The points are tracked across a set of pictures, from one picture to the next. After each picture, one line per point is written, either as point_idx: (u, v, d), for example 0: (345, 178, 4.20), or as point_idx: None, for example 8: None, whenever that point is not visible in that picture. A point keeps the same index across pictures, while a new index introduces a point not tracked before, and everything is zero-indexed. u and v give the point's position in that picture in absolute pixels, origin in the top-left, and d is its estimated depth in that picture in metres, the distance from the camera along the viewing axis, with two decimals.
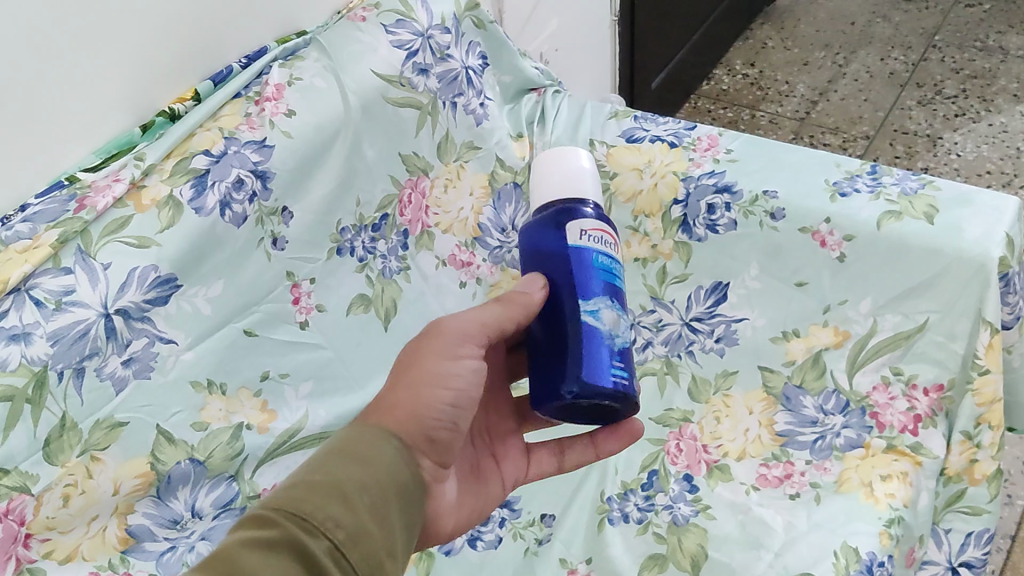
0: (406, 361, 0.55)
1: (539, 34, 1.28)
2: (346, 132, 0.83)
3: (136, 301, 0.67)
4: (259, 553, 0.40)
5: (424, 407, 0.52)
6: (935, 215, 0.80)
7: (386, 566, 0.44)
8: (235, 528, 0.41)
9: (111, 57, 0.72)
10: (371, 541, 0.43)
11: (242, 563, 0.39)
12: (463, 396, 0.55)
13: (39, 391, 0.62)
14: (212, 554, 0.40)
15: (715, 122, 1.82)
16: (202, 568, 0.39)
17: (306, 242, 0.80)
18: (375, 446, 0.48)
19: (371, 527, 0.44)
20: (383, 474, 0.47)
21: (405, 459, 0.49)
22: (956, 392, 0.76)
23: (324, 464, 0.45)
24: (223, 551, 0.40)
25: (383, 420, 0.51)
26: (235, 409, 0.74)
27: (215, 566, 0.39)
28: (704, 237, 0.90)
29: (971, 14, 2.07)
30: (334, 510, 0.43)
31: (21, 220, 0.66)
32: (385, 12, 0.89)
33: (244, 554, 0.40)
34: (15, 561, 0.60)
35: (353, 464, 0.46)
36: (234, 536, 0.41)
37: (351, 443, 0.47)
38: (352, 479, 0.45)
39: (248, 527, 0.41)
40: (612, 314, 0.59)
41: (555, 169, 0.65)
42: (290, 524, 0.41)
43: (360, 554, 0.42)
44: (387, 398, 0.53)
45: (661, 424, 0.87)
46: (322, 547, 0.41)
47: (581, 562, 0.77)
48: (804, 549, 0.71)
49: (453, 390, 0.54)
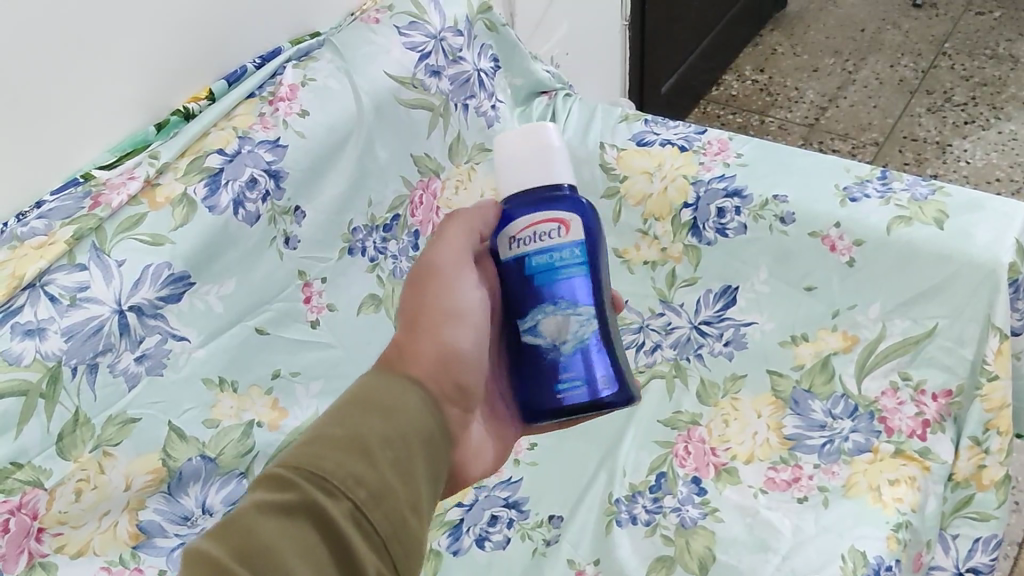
0: (424, 307, 0.56)
1: (550, 37, 1.29)
2: (358, 133, 0.83)
3: (149, 298, 0.67)
4: (275, 523, 0.39)
5: (446, 343, 0.54)
6: (944, 220, 0.81)
7: (411, 524, 0.42)
8: (253, 488, 0.40)
9: (125, 57, 0.72)
10: (395, 501, 0.41)
11: (259, 531, 0.38)
12: (479, 331, 0.58)
13: (53, 386, 0.62)
14: (228, 522, 0.39)
15: (724, 128, 1.82)
16: (220, 537, 0.38)
17: (317, 241, 0.81)
18: (401, 397, 0.46)
19: (395, 486, 0.42)
20: (407, 426, 0.45)
21: (431, 408, 0.47)
22: (964, 397, 0.77)
23: (344, 416, 0.43)
24: (242, 520, 0.39)
25: (398, 359, 0.51)
26: (247, 407, 0.75)
27: (234, 535, 0.38)
28: (713, 241, 0.90)
29: (981, 21, 2.07)
30: (355, 468, 0.41)
31: (36, 217, 0.67)
32: (398, 14, 0.89)
33: (260, 523, 0.38)
34: (26, 555, 0.61)
35: (375, 416, 0.44)
36: (251, 499, 0.40)
37: (375, 393, 0.45)
38: (373, 434, 0.43)
39: (269, 489, 0.40)
40: (549, 322, 0.59)
41: (524, 155, 0.60)
42: (310, 486, 0.40)
43: (383, 515, 0.41)
44: (411, 343, 0.53)
45: (669, 426, 0.86)
46: (341, 508, 0.40)
47: (589, 563, 0.77)
48: (812, 551, 0.72)
49: (471, 326, 0.57)
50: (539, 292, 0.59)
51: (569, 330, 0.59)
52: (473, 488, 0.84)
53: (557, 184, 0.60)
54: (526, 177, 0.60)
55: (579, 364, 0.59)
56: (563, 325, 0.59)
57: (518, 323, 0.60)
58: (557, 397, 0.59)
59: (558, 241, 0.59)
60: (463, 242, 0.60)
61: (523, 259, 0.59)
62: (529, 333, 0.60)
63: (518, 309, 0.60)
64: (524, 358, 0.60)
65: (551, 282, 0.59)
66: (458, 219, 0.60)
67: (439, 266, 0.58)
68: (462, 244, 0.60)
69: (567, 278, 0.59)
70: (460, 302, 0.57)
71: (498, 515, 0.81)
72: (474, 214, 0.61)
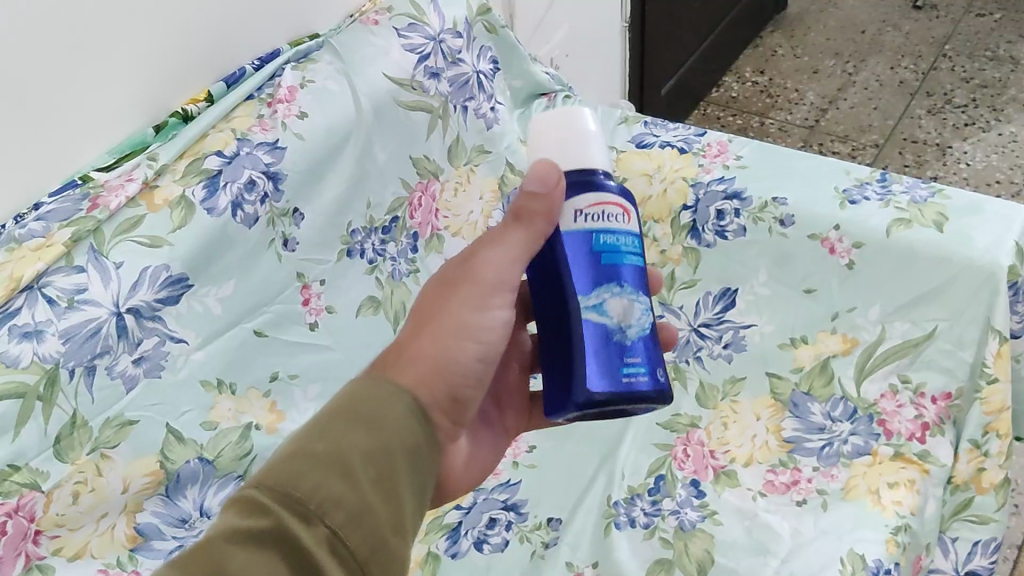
0: (439, 310, 0.54)
1: (550, 40, 1.29)
2: (357, 135, 0.83)
3: (147, 300, 0.67)
4: (244, 550, 0.38)
5: (449, 359, 0.52)
6: (944, 223, 0.81)
7: (392, 542, 0.42)
8: (224, 512, 0.39)
9: (123, 58, 0.72)
10: (375, 520, 0.41)
11: (227, 560, 0.38)
12: (490, 350, 0.54)
13: (51, 389, 0.62)
14: (196, 549, 0.38)
15: (725, 129, 1.82)
16: (185, 567, 0.37)
17: (316, 243, 0.80)
18: (386, 408, 0.45)
19: (376, 505, 0.42)
20: (391, 440, 0.44)
21: (419, 419, 0.46)
22: (964, 400, 0.76)
23: (327, 428, 0.43)
24: (210, 546, 0.38)
25: (392, 366, 0.49)
26: (245, 409, 0.75)
27: (200, 565, 0.37)
28: (713, 244, 0.90)
29: (982, 23, 2.07)
30: (334, 488, 0.40)
31: (34, 219, 0.67)
32: (397, 16, 0.89)
33: (228, 553, 0.38)
34: (24, 558, 0.61)
35: (358, 429, 0.43)
36: (221, 524, 0.39)
37: (360, 403, 0.45)
38: (355, 447, 0.43)
39: (240, 512, 0.39)
40: (617, 300, 0.56)
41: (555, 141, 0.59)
42: (283, 510, 0.39)
43: (361, 537, 0.40)
44: (408, 349, 0.51)
45: (668, 429, 0.86)
46: (317, 535, 0.39)
47: (588, 566, 0.77)
48: (811, 555, 0.71)
49: (479, 344, 0.54)
50: (609, 271, 0.56)
51: (639, 311, 0.57)
52: (472, 490, 0.84)
53: (591, 168, 0.58)
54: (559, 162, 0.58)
55: (642, 350, 0.57)
56: (630, 306, 0.56)
57: (579, 299, 0.56)
58: (619, 382, 0.55)
59: (622, 226, 0.57)
60: (518, 249, 0.55)
61: (587, 235, 0.56)
62: (593, 311, 0.56)
63: (581, 287, 0.56)
64: (584, 340, 0.56)
65: (618, 263, 0.56)
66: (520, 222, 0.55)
67: (473, 270, 0.55)
68: (516, 252, 0.55)
69: (630, 263, 0.57)
70: (475, 315, 0.54)
71: (497, 518, 0.81)
72: (539, 214, 0.55)
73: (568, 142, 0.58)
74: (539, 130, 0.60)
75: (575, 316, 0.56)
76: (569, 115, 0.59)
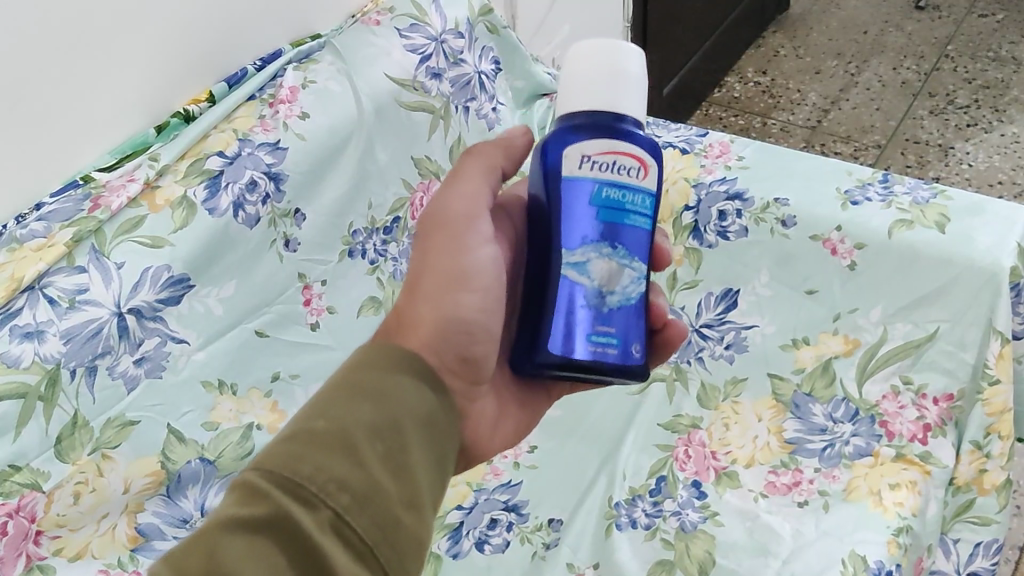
0: (431, 271, 0.54)
1: (551, 40, 1.28)
2: (359, 136, 0.83)
3: (148, 300, 0.67)
4: (240, 542, 0.38)
5: (449, 314, 0.53)
6: (946, 223, 0.81)
7: (404, 521, 0.41)
8: (222, 501, 0.39)
9: (124, 58, 0.72)
10: (383, 499, 0.41)
11: (223, 555, 0.37)
12: (490, 295, 0.55)
13: (52, 389, 0.62)
14: (193, 541, 0.38)
15: (726, 130, 1.82)
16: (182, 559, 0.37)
17: (317, 243, 0.80)
18: (390, 380, 0.45)
19: (383, 482, 0.41)
20: (397, 412, 0.44)
21: (426, 384, 0.47)
22: (966, 401, 0.77)
23: (329, 407, 0.43)
24: (205, 544, 0.38)
25: (393, 335, 0.50)
26: (246, 409, 0.75)
27: (197, 557, 0.37)
28: (715, 244, 0.90)
29: (984, 24, 2.07)
30: (338, 470, 0.40)
31: (36, 220, 0.67)
32: (400, 16, 0.89)
33: (225, 543, 0.38)
34: (25, 558, 0.61)
35: (362, 403, 0.43)
36: (219, 515, 0.39)
37: (362, 377, 0.45)
38: (358, 424, 0.42)
39: (239, 500, 0.39)
40: (602, 264, 0.55)
41: (592, 73, 0.56)
42: (282, 496, 0.39)
43: (368, 518, 0.40)
44: (408, 317, 0.52)
45: (669, 430, 0.86)
46: (320, 518, 0.39)
47: (589, 567, 0.77)
48: (812, 557, 0.71)
49: (478, 293, 0.55)
50: (600, 230, 0.54)
51: (627, 280, 0.55)
52: (473, 490, 0.84)
53: (621, 113, 0.56)
54: (589, 100, 0.55)
55: (621, 320, 0.55)
56: (616, 272, 0.55)
57: (562, 252, 0.55)
58: (586, 348, 0.54)
59: (635, 182, 0.55)
60: (482, 180, 0.57)
61: (591, 186, 0.54)
62: (574, 269, 0.54)
63: (568, 242, 0.55)
64: (557, 296, 0.55)
65: (619, 222, 0.55)
66: (476, 155, 0.58)
67: (454, 218, 0.55)
68: (478, 182, 0.57)
69: (633, 224, 0.55)
70: (469, 263, 0.55)
71: (498, 519, 0.81)
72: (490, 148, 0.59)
73: (612, 76, 0.56)
74: (583, 53, 0.57)
75: (556, 272, 0.55)
76: (619, 50, 0.57)
